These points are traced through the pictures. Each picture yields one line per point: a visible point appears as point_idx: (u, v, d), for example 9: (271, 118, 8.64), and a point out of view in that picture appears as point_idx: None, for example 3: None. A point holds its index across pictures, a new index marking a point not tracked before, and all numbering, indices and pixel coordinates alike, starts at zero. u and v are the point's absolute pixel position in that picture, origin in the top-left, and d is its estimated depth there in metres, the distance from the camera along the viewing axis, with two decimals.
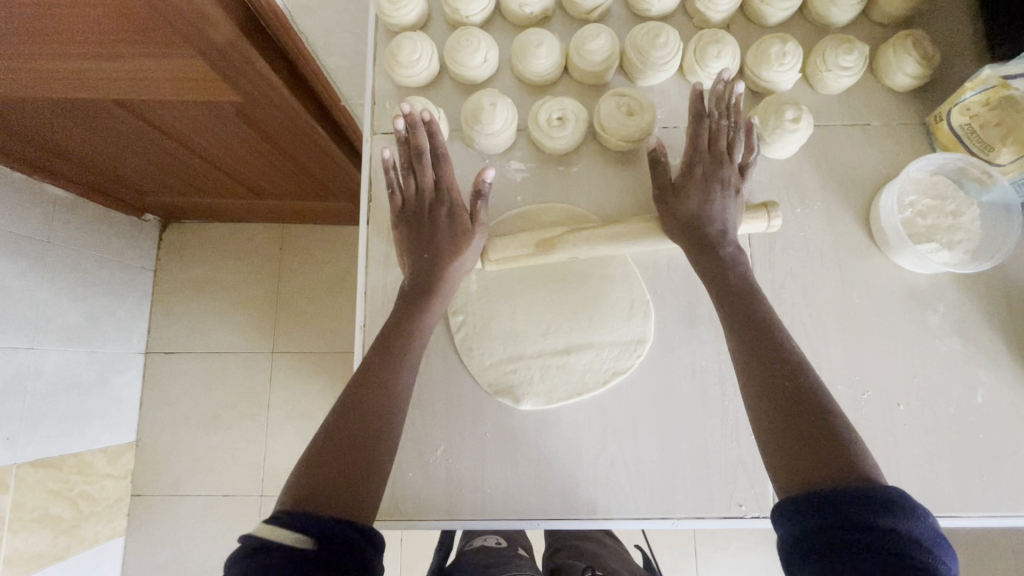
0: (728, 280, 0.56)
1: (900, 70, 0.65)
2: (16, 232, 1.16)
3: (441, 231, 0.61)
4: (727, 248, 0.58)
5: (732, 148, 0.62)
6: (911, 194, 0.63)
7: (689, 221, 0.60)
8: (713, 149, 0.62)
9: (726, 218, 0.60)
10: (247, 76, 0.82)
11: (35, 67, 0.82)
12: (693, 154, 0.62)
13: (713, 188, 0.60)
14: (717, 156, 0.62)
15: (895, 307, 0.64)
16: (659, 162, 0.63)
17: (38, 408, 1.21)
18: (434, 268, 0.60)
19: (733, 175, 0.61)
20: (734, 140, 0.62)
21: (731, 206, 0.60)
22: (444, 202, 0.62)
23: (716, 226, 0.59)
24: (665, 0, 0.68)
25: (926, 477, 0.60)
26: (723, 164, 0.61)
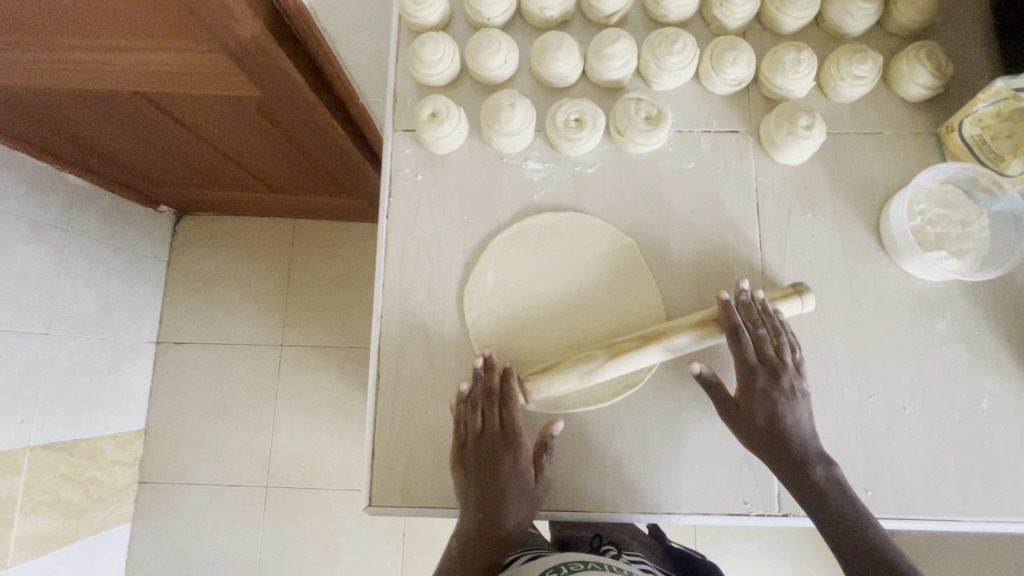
0: (800, 486, 0.57)
1: (913, 81, 0.66)
2: (37, 220, 1.18)
3: (513, 476, 0.62)
4: (817, 469, 0.58)
5: (781, 353, 0.60)
6: (921, 203, 0.64)
7: (760, 438, 0.59)
8: (767, 360, 0.60)
9: (803, 426, 0.59)
10: (270, 72, 0.83)
11: (65, 58, 0.84)
12: (748, 373, 0.60)
13: (784, 407, 0.59)
14: (774, 366, 0.60)
15: (902, 313, 0.65)
16: (711, 382, 0.61)
17: (52, 393, 1.23)
18: (507, 514, 0.62)
19: (790, 377, 0.60)
20: (785, 345, 0.60)
21: (804, 411, 0.59)
22: (512, 445, 0.62)
23: (788, 429, 0.59)
24: (683, 7, 0.69)
25: (928, 481, 0.61)
26: (781, 372, 0.60)
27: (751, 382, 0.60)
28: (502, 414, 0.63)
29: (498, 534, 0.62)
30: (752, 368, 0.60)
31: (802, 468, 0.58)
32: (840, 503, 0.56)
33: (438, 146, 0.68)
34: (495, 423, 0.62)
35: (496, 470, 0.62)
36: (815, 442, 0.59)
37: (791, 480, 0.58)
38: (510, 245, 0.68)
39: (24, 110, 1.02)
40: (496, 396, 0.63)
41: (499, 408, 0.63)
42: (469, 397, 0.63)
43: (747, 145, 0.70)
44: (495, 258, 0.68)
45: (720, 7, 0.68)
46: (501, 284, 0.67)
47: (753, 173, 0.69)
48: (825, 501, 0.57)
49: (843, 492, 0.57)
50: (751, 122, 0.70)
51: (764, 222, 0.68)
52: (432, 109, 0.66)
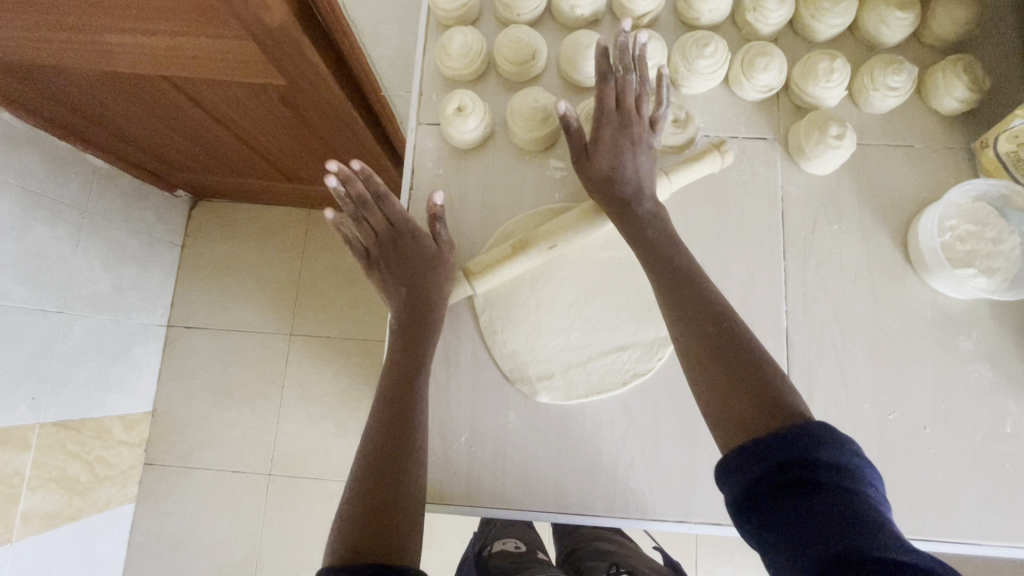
0: (636, 230, 0.58)
1: (948, 94, 0.65)
2: (57, 198, 1.19)
3: (413, 254, 0.64)
4: (641, 204, 0.60)
5: (640, 103, 0.63)
6: (951, 219, 0.63)
7: (602, 183, 0.61)
8: (621, 108, 0.62)
9: (640, 172, 0.61)
10: (295, 61, 0.83)
11: (93, 40, 0.85)
12: (600, 115, 0.62)
13: (625, 150, 0.61)
14: (628, 115, 0.62)
15: (926, 330, 0.64)
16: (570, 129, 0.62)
17: (63, 371, 1.24)
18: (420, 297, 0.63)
19: (642, 130, 0.63)
20: (642, 93, 0.63)
21: (645, 160, 0.62)
22: (403, 232, 0.65)
23: (629, 183, 0.60)
24: (716, 11, 0.68)
25: (947, 502, 0.60)
26: (632, 117, 0.62)
27: (602, 124, 0.62)
28: (383, 210, 0.65)
29: (421, 317, 0.62)
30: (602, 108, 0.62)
31: (626, 205, 0.60)
32: (673, 250, 0.56)
33: (462, 141, 0.68)
34: (377, 222, 0.65)
35: (396, 254, 0.65)
36: (649, 187, 0.61)
37: (627, 222, 0.59)
38: (524, 238, 0.67)
39: (51, 90, 1.03)
40: (379, 198, 0.64)
41: (387, 206, 0.65)
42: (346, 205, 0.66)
43: (774, 152, 0.69)
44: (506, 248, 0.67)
45: (754, 11, 0.67)
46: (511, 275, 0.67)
47: (779, 182, 0.68)
48: (659, 247, 0.57)
49: (671, 242, 0.57)
50: (779, 129, 0.69)
51: (788, 231, 0.67)
52: (458, 103, 0.66)
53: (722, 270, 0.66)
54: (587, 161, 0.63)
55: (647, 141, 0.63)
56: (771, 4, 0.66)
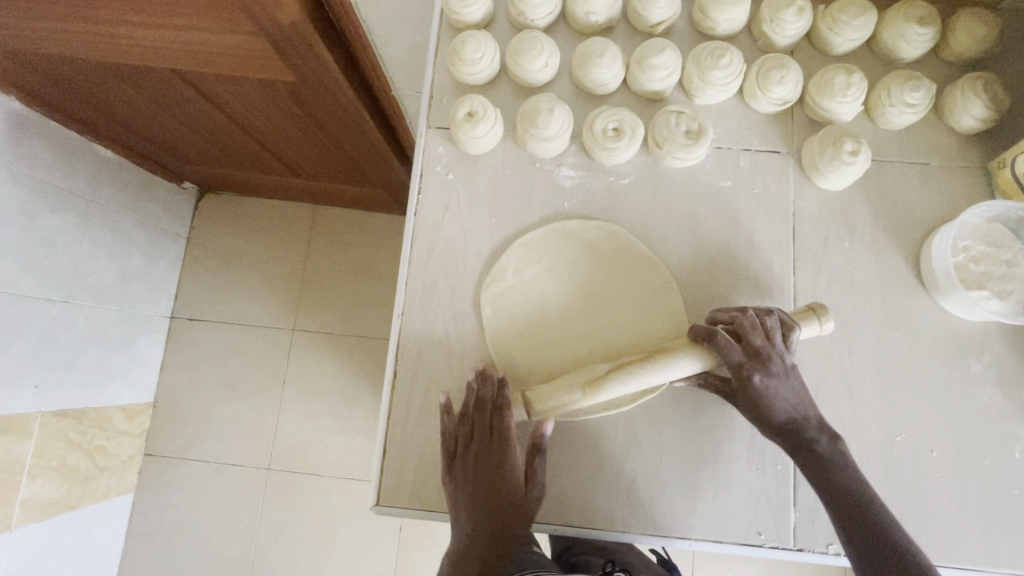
0: (821, 476, 0.54)
1: (966, 113, 0.64)
2: (65, 187, 1.19)
3: (506, 482, 0.59)
4: (820, 443, 0.55)
5: (770, 338, 0.56)
6: (965, 240, 0.62)
7: (778, 427, 0.56)
8: (755, 353, 0.55)
9: (799, 402, 0.56)
10: (306, 58, 0.83)
11: (104, 31, 0.85)
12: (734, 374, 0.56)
13: (774, 398, 0.56)
14: (759, 356, 0.55)
15: (935, 351, 0.63)
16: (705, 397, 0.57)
17: (66, 360, 1.24)
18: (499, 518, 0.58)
19: (785, 359, 0.56)
20: (767, 332, 0.56)
21: (794, 386, 0.56)
22: (505, 452, 0.60)
23: (805, 422, 0.56)
24: (732, 21, 0.67)
25: (952, 527, 0.59)
26: (766, 359, 0.55)
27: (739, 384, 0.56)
28: (492, 422, 0.61)
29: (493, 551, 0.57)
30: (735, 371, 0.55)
31: (807, 450, 0.55)
32: (869, 504, 0.53)
33: (472, 146, 0.67)
34: (481, 431, 0.60)
35: (481, 474, 0.59)
36: (810, 409, 0.57)
37: (826, 475, 0.54)
38: (534, 246, 0.67)
39: (61, 80, 1.03)
40: (492, 404, 0.61)
41: (496, 417, 0.60)
42: (467, 398, 0.62)
43: (787, 166, 0.68)
44: (516, 256, 0.67)
45: (770, 23, 0.67)
46: (520, 284, 0.66)
47: (791, 196, 0.67)
48: (856, 504, 0.53)
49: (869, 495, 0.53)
50: (792, 143, 0.68)
51: (798, 247, 0.66)
52: (468, 109, 0.65)
53: (730, 284, 0.66)
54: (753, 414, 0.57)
55: (797, 371, 0.57)
56: (789, 16, 0.65)
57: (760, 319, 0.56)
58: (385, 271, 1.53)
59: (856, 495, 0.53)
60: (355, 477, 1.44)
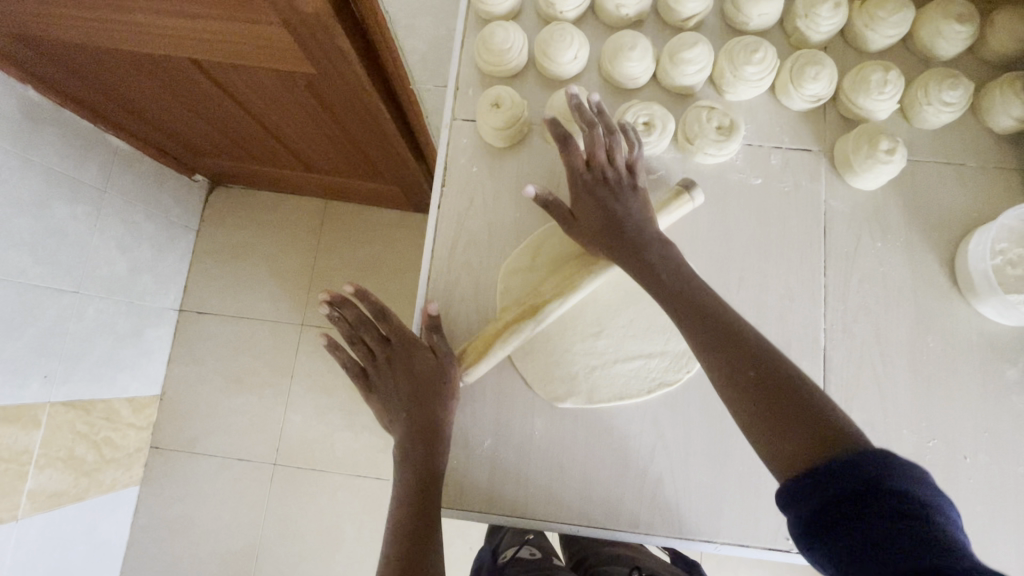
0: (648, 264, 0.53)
1: (1006, 113, 0.63)
2: (77, 177, 1.18)
3: (416, 369, 0.58)
4: (659, 246, 0.55)
5: (612, 153, 0.58)
6: (1003, 242, 0.60)
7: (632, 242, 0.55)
8: (595, 165, 0.58)
9: (642, 215, 0.57)
10: (327, 50, 0.82)
11: (122, 18, 0.84)
12: (578, 179, 0.59)
13: (610, 203, 0.58)
14: (601, 169, 0.58)
15: (970, 355, 0.61)
16: (549, 203, 0.60)
17: (75, 350, 1.23)
18: (421, 401, 0.58)
19: (624, 177, 0.59)
20: (612, 144, 0.59)
21: (636, 202, 0.58)
22: (400, 349, 0.60)
23: (647, 232, 0.56)
24: (765, 16, 0.66)
25: (987, 536, 0.58)
26: (607, 173, 0.58)
27: (593, 197, 0.58)
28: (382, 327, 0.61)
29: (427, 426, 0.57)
30: (580, 172, 0.59)
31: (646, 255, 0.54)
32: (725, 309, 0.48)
33: (498, 138, 0.66)
34: (374, 338, 0.60)
35: (391, 374, 0.59)
36: (653, 226, 0.57)
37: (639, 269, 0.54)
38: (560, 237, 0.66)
39: (76, 68, 1.02)
40: (364, 317, 0.60)
41: (372, 324, 0.61)
42: (345, 324, 0.62)
43: (819, 165, 0.67)
44: (543, 246, 0.65)
45: (805, 18, 0.65)
46: (541, 266, 0.65)
47: (823, 195, 0.66)
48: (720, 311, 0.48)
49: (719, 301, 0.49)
50: (825, 141, 0.67)
51: (830, 247, 0.65)
52: (495, 100, 0.64)
53: (760, 283, 0.64)
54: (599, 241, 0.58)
55: (637, 191, 0.59)
56: (825, 11, 0.64)
57: (610, 129, 0.59)
58: (396, 266, 1.52)
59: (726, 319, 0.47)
60: (362, 473, 1.43)
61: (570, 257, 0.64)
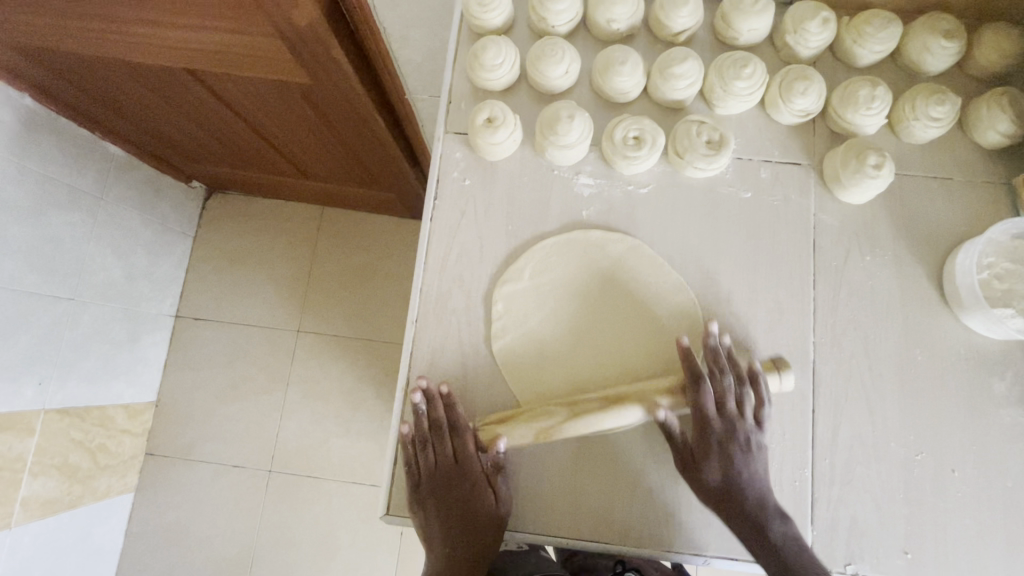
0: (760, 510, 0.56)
1: (991, 128, 0.63)
2: (73, 185, 1.18)
3: (477, 510, 0.59)
4: (774, 525, 0.56)
5: (743, 406, 0.59)
6: (990, 256, 0.61)
7: (720, 494, 0.57)
8: (723, 414, 0.58)
9: (759, 479, 0.58)
10: (321, 60, 0.82)
11: (119, 28, 0.84)
12: (704, 423, 0.58)
13: (735, 459, 0.57)
14: (731, 423, 0.58)
15: (958, 369, 0.62)
16: (674, 435, 0.58)
17: (71, 358, 1.23)
18: (473, 538, 0.59)
19: (751, 434, 0.58)
20: (745, 395, 0.59)
21: (759, 464, 0.58)
22: (465, 477, 0.60)
23: (753, 495, 0.57)
24: (755, 31, 0.67)
25: (975, 549, 0.58)
26: (737, 426, 0.58)
27: (708, 438, 0.58)
28: (457, 446, 0.61)
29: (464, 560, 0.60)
30: (706, 415, 0.58)
31: (758, 526, 0.56)
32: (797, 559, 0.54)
33: (490, 152, 0.67)
34: (446, 454, 0.61)
35: (449, 497, 0.60)
36: (768, 484, 0.58)
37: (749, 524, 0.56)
38: (553, 252, 0.66)
39: (73, 76, 1.02)
40: (443, 427, 0.61)
41: (449, 438, 0.61)
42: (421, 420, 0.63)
43: (808, 179, 0.67)
44: (535, 261, 0.66)
45: (794, 33, 0.66)
46: (534, 289, 0.66)
47: (813, 209, 0.66)
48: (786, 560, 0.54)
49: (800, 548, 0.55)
50: (814, 155, 0.68)
51: (819, 260, 0.65)
52: (488, 114, 0.65)
53: (750, 296, 0.65)
54: (695, 468, 0.58)
55: (756, 442, 0.58)
56: (813, 27, 0.65)
57: (746, 377, 0.59)
58: (392, 274, 1.52)
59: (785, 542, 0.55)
60: (357, 481, 1.43)
61: (570, 305, 0.66)
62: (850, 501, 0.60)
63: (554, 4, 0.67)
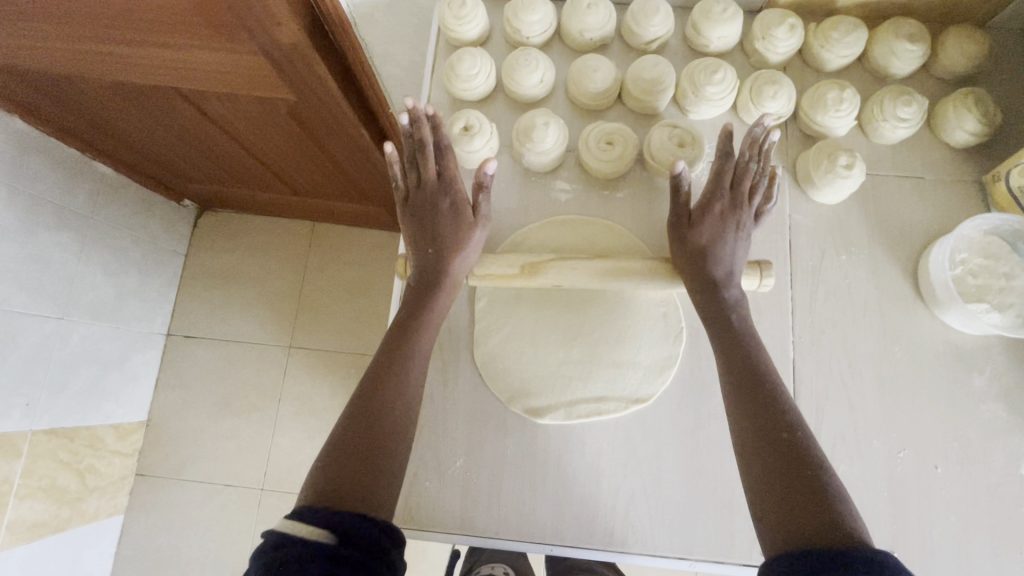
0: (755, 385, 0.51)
1: (959, 127, 0.65)
2: (63, 205, 1.19)
3: (454, 232, 0.61)
4: (727, 290, 0.58)
5: (753, 192, 0.61)
6: (963, 252, 0.62)
7: (696, 254, 0.59)
8: (735, 189, 0.60)
9: (734, 261, 0.59)
10: (305, 77, 0.84)
11: (106, 50, 0.85)
12: (710, 198, 0.59)
13: (721, 238, 0.59)
14: (734, 199, 0.60)
15: (937, 365, 0.62)
16: (680, 186, 0.60)
17: (59, 378, 1.23)
18: (447, 255, 0.61)
19: (747, 219, 0.60)
20: (759, 182, 0.61)
21: (740, 249, 0.59)
22: (450, 203, 0.62)
23: (724, 266, 0.58)
24: (725, 38, 0.68)
25: (965, 547, 0.57)
26: (740, 203, 0.60)
27: (712, 199, 0.60)
28: (443, 172, 0.62)
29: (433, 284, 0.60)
30: (717, 190, 0.59)
31: (714, 289, 0.58)
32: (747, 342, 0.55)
33: (468, 160, 0.67)
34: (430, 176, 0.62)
35: (433, 219, 0.61)
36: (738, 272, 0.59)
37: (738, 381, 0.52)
38: (534, 252, 0.67)
39: (61, 97, 1.03)
40: (428, 145, 0.60)
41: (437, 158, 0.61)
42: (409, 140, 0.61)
43: (783, 181, 0.68)
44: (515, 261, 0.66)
45: (762, 40, 0.68)
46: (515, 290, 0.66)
47: (788, 210, 0.67)
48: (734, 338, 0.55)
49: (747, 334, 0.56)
50: (787, 158, 0.69)
51: (796, 260, 0.66)
52: (464, 123, 0.66)
53: None
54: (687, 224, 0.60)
55: (746, 229, 0.60)
56: (781, 33, 0.66)
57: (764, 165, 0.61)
58: (383, 287, 1.53)
59: (785, 426, 0.47)
60: None
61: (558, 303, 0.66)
62: None
63: (528, 16, 0.68)
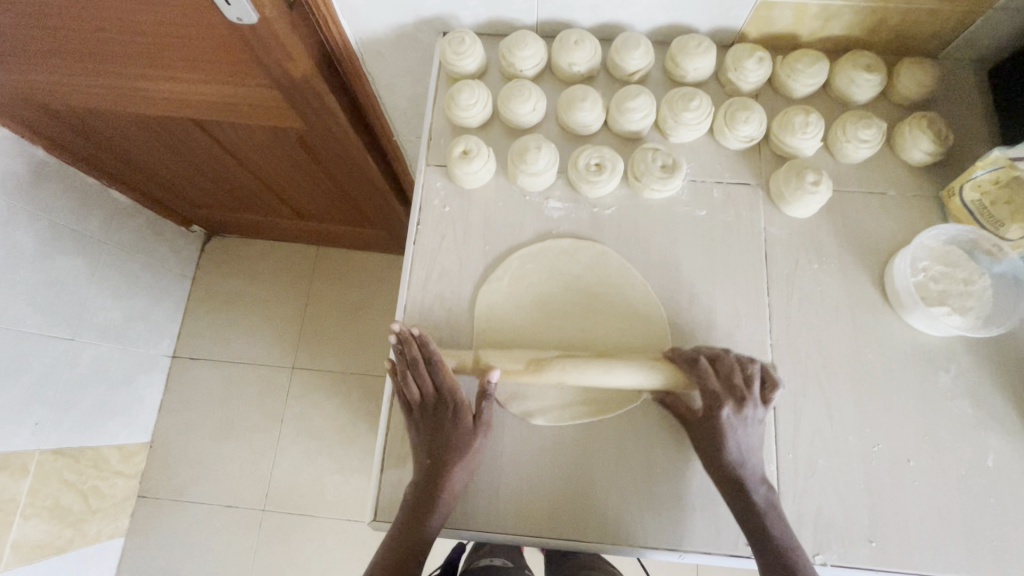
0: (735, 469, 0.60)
1: (916, 147, 0.71)
2: (78, 231, 1.25)
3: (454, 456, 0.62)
4: (756, 491, 0.59)
5: (750, 382, 0.60)
6: (924, 261, 0.67)
7: (711, 453, 0.60)
8: (728, 390, 0.60)
9: (748, 450, 0.60)
10: (314, 107, 0.90)
11: (129, 84, 0.92)
12: (710, 403, 0.60)
13: (729, 438, 0.60)
14: (731, 395, 0.60)
15: (906, 365, 0.66)
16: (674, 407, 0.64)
17: (68, 398, 1.26)
18: (448, 464, 0.62)
19: (752, 403, 0.60)
20: (752, 375, 0.61)
21: (751, 438, 0.60)
22: (447, 414, 0.64)
23: (741, 457, 0.60)
24: (700, 70, 0.75)
25: (935, 537, 0.61)
26: (740, 399, 0.60)
27: (713, 404, 0.60)
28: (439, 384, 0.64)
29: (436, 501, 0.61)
30: (716, 395, 0.60)
31: (739, 488, 0.59)
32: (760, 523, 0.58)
33: (466, 181, 0.73)
34: (427, 388, 0.64)
35: (433, 429, 0.64)
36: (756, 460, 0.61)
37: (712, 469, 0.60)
38: (530, 260, 0.72)
39: (83, 129, 1.10)
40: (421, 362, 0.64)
41: (432, 372, 0.64)
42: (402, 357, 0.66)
43: (757, 198, 0.74)
44: (513, 269, 0.72)
45: (734, 71, 0.74)
46: (510, 297, 0.71)
47: (762, 223, 0.73)
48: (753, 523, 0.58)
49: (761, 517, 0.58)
50: (760, 176, 0.75)
51: (771, 270, 0.71)
52: (463, 147, 0.72)
53: (709, 304, 0.70)
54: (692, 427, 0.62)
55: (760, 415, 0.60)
56: (750, 65, 0.73)
57: (745, 362, 0.61)
58: (384, 309, 1.58)
59: None
60: (351, 519, 1.43)
61: (551, 309, 0.71)
62: (814, 494, 0.63)
63: (521, 51, 0.76)
